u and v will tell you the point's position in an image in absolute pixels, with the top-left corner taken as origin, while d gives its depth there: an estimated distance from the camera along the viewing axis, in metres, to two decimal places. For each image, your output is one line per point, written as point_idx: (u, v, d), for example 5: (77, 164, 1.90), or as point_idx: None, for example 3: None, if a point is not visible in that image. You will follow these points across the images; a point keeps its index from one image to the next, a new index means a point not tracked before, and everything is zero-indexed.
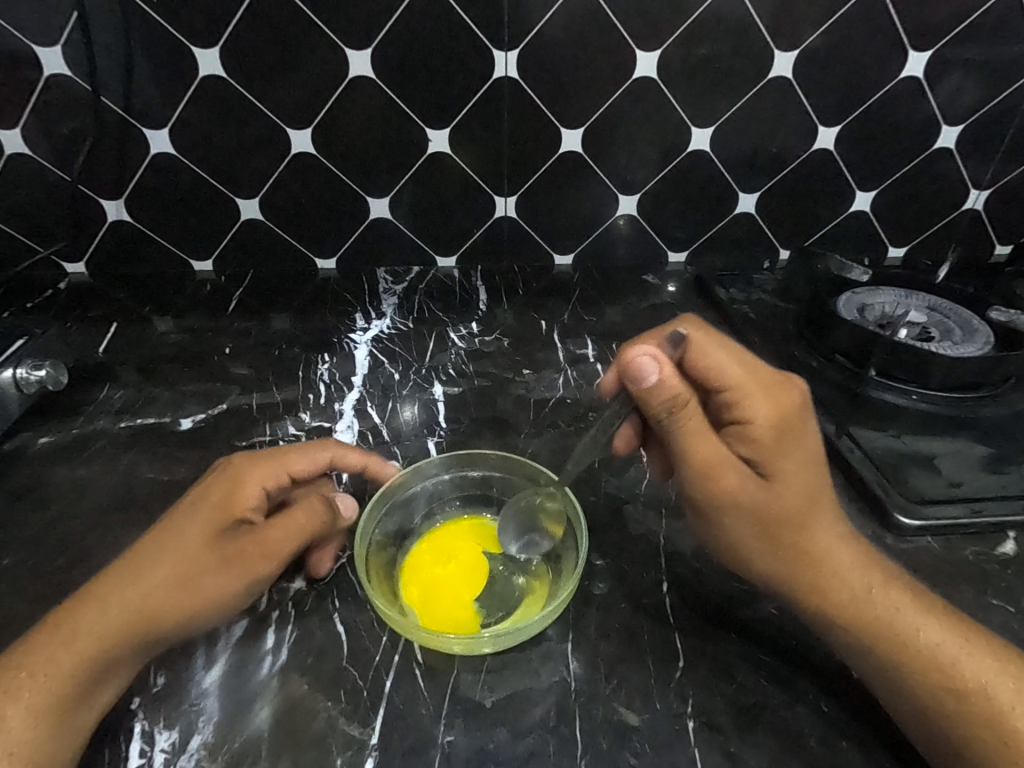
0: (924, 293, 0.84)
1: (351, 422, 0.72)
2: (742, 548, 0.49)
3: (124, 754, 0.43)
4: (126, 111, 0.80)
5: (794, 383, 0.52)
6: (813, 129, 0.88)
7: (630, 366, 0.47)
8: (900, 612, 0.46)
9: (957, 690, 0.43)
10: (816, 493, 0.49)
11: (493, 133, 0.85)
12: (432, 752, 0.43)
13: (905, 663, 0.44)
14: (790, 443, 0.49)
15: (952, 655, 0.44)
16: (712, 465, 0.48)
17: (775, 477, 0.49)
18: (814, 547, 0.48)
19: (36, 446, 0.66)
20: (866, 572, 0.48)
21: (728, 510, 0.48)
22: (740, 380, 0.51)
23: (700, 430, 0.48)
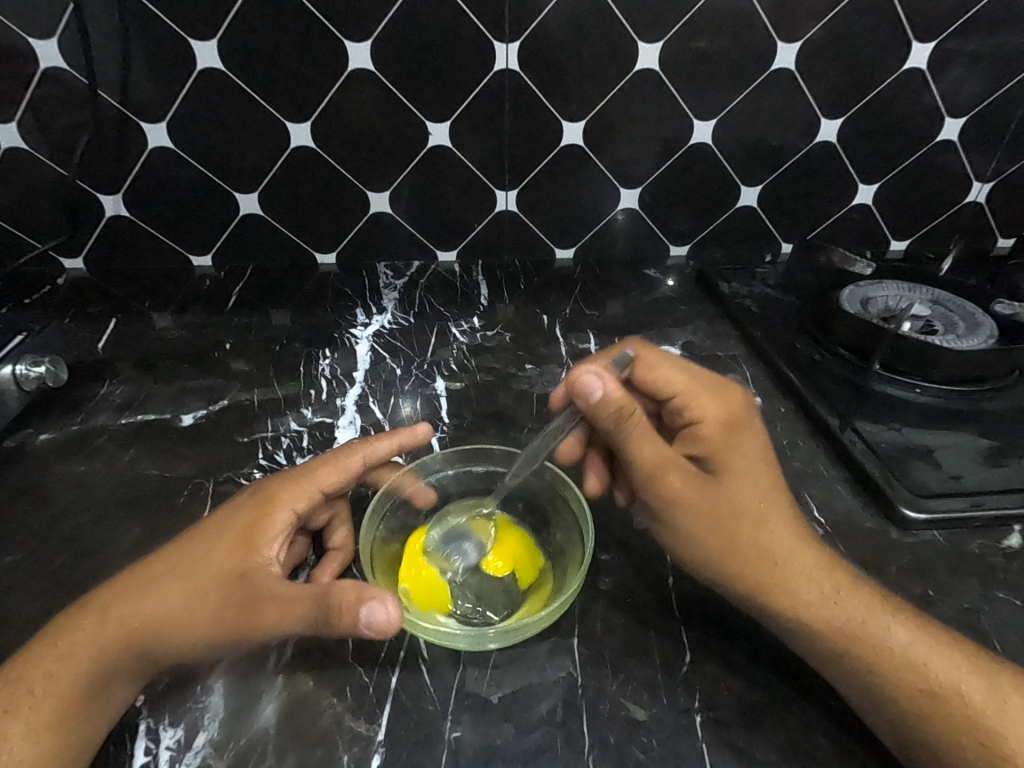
0: (927, 287, 0.84)
1: (353, 417, 0.71)
2: (701, 553, 0.48)
3: (129, 753, 0.42)
4: (123, 104, 0.79)
5: (735, 388, 0.59)
6: (816, 122, 0.88)
7: (577, 386, 0.51)
8: (866, 614, 0.46)
9: (928, 692, 0.42)
10: (766, 491, 0.51)
11: (494, 127, 0.84)
12: (439, 749, 0.43)
13: (877, 667, 0.44)
14: (739, 442, 0.54)
15: (921, 657, 0.44)
16: (661, 466, 0.50)
17: (726, 473, 0.51)
18: (773, 549, 0.48)
19: (37, 443, 0.66)
20: (828, 576, 0.48)
21: (682, 510, 0.49)
22: (681, 390, 0.58)
23: (645, 435, 0.51)
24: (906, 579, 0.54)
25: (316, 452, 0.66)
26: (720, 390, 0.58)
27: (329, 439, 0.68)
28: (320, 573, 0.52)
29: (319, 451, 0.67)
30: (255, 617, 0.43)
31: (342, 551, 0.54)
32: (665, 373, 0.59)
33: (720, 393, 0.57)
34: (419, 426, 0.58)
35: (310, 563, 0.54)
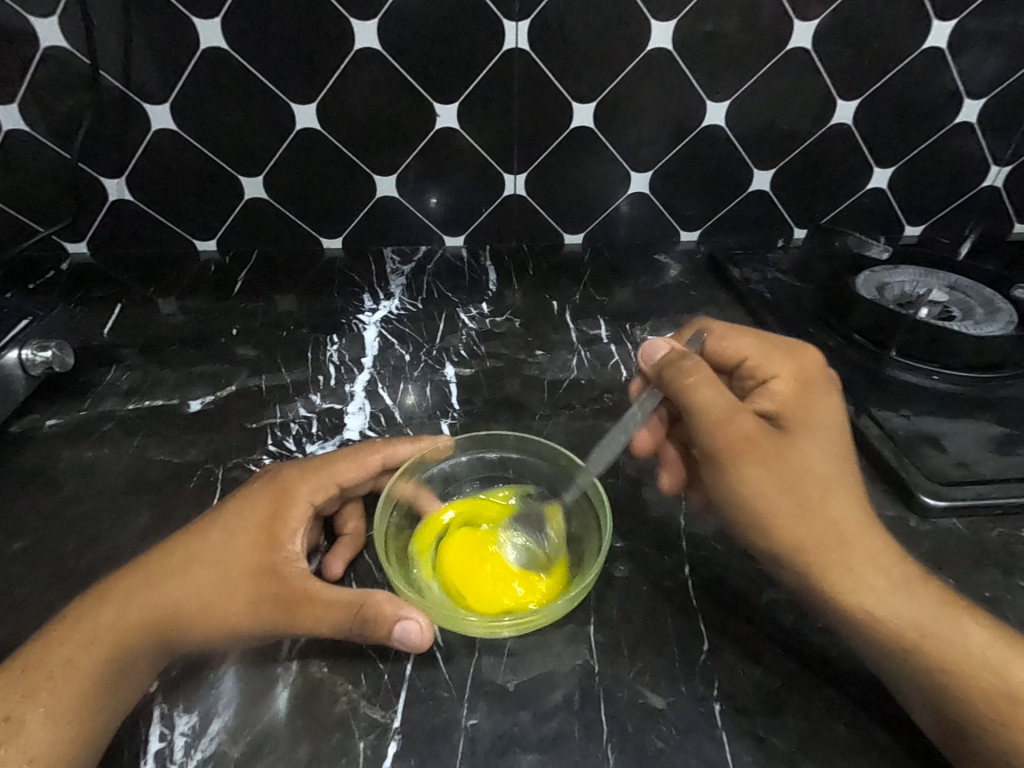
0: (944, 272, 0.82)
1: (362, 404, 0.70)
2: (767, 508, 0.49)
3: (143, 738, 0.42)
4: (125, 85, 0.78)
5: (810, 349, 0.60)
6: (832, 103, 0.86)
7: (645, 350, 0.60)
8: (925, 611, 0.44)
9: (977, 694, 0.41)
10: (832, 462, 0.51)
11: (503, 109, 0.83)
12: (456, 736, 0.42)
13: (926, 665, 0.43)
14: (809, 405, 0.55)
15: (978, 656, 0.43)
16: (726, 413, 0.51)
17: (792, 431, 0.52)
18: (834, 526, 0.48)
19: (43, 429, 0.65)
20: (890, 567, 0.47)
21: (748, 460, 0.50)
22: (753, 355, 0.59)
23: (709, 383, 0.52)
24: (925, 567, 0.53)
25: (326, 439, 0.66)
26: (791, 350, 0.59)
27: (338, 425, 0.67)
28: (332, 559, 0.51)
29: (328, 438, 0.66)
30: (288, 613, 0.44)
31: (355, 537, 0.53)
32: (738, 341, 0.60)
33: (794, 353, 0.58)
34: (441, 435, 0.58)
35: (321, 549, 0.53)
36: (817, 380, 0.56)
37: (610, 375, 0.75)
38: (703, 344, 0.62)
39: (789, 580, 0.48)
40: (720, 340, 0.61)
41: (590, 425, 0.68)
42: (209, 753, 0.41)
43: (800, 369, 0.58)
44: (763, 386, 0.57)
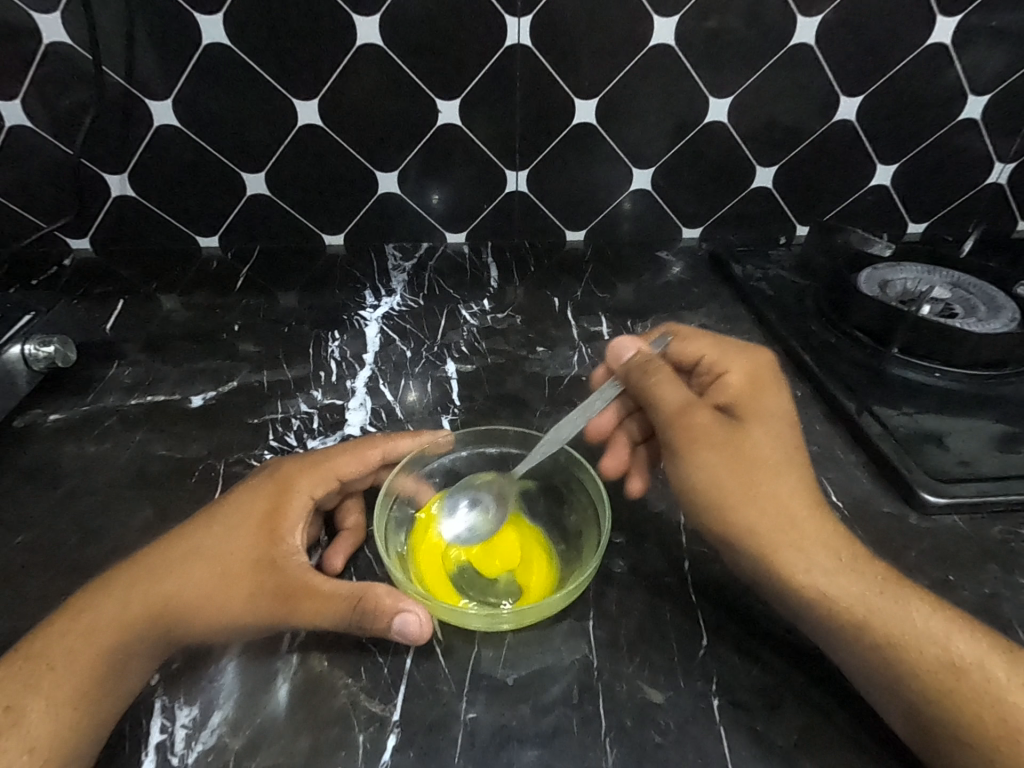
0: (947, 270, 0.82)
1: (364, 399, 0.71)
2: (719, 495, 0.49)
3: (144, 729, 0.42)
4: (127, 81, 0.78)
5: (762, 351, 0.61)
6: (835, 100, 0.85)
7: (612, 350, 0.60)
8: (871, 592, 0.45)
9: (930, 671, 0.42)
10: (783, 452, 0.52)
11: (505, 105, 0.83)
12: (455, 729, 0.43)
13: (875, 642, 0.43)
14: (762, 399, 0.56)
15: (926, 633, 0.43)
16: (682, 406, 0.53)
17: (747, 422, 0.53)
18: (784, 512, 0.49)
19: (46, 423, 0.66)
20: (837, 550, 0.48)
21: (703, 447, 0.51)
22: (709, 353, 0.60)
23: (667, 378, 0.55)
24: (926, 564, 0.53)
25: (327, 434, 0.66)
26: (749, 348, 0.60)
27: (339, 421, 0.68)
28: (333, 553, 0.51)
29: (329, 433, 0.66)
30: (288, 606, 0.44)
31: (356, 531, 0.53)
32: (696, 341, 0.61)
33: (748, 352, 0.59)
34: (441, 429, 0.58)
35: (322, 543, 0.53)
36: (770, 376, 0.57)
37: None
38: (666, 345, 0.62)
39: (742, 566, 0.49)
40: (681, 340, 0.62)
41: None
42: (210, 745, 0.42)
43: (756, 366, 0.59)
44: (718, 381, 0.58)
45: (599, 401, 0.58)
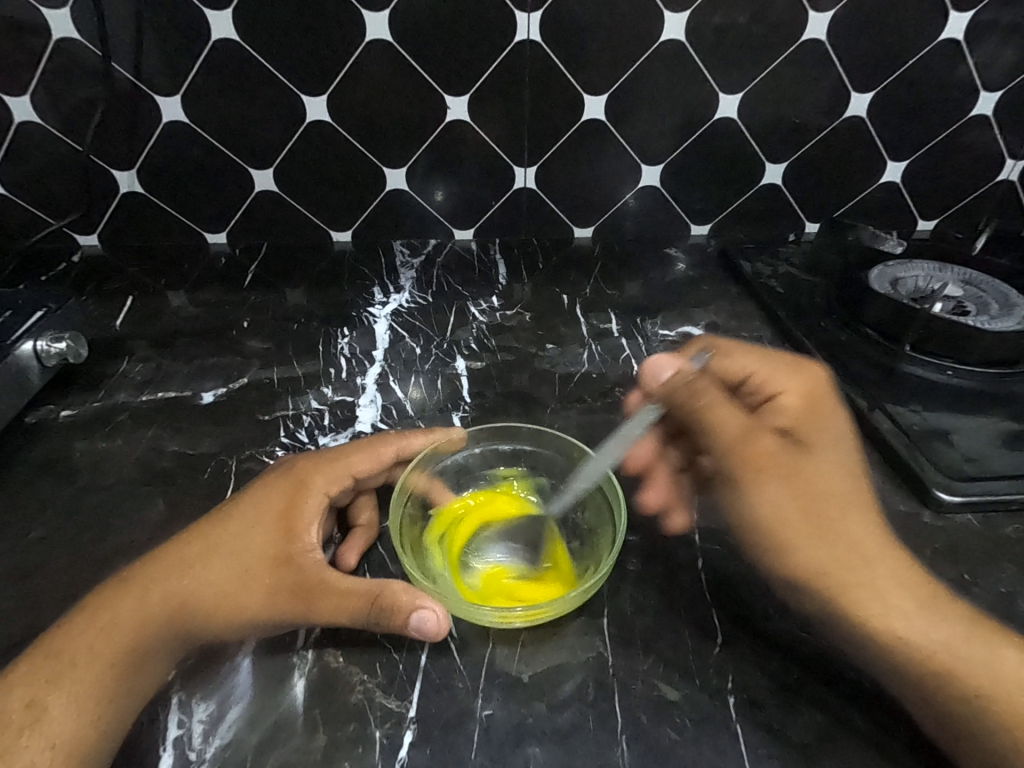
0: (959, 267, 0.81)
1: (374, 396, 0.71)
2: (784, 530, 0.50)
3: (162, 724, 0.42)
4: (137, 77, 0.78)
5: (814, 366, 0.61)
6: (846, 95, 0.85)
7: (649, 369, 0.61)
8: (952, 634, 0.44)
9: (1014, 717, 0.41)
10: (846, 482, 0.53)
11: (514, 101, 0.82)
12: (471, 727, 0.43)
13: (957, 691, 0.42)
14: (819, 422, 0.56)
15: (1011, 679, 0.42)
16: (741, 436, 0.55)
17: (807, 452, 0.54)
18: (853, 549, 0.48)
19: (59, 419, 0.66)
20: (912, 588, 0.47)
21: (767, 480, 0.52)
22: (758, 372, 0.58)
23: (723, 406, 0.56)
24: (940, 562, 0.53)
25: (337, 431, 0.66)
26: (800, 367, 0.59)
27: (350, 417, 0.68)
28: (347, 550, 0.51)
29: (340, 430, 0.66)
30: (306, 604, 0.44)
31: (369, 528, 0.53)
32: (743, 357, 0.59)
33: (800, 371, 0.59)
34: (453, 427, 0.58)
35: (335, 540, 0.54)
36: (825, 399, 0.57)
37: (621, 369, 0.75)
38: (706, 362, 0.60)
39: (808, 608, 0.48)
40: (723, 357, 0.59)
41: (601, 419, 0.68)
42: (227, 740, 0.42)
43: (810, 387, 0.58)
44: (769, 403, 0.58)
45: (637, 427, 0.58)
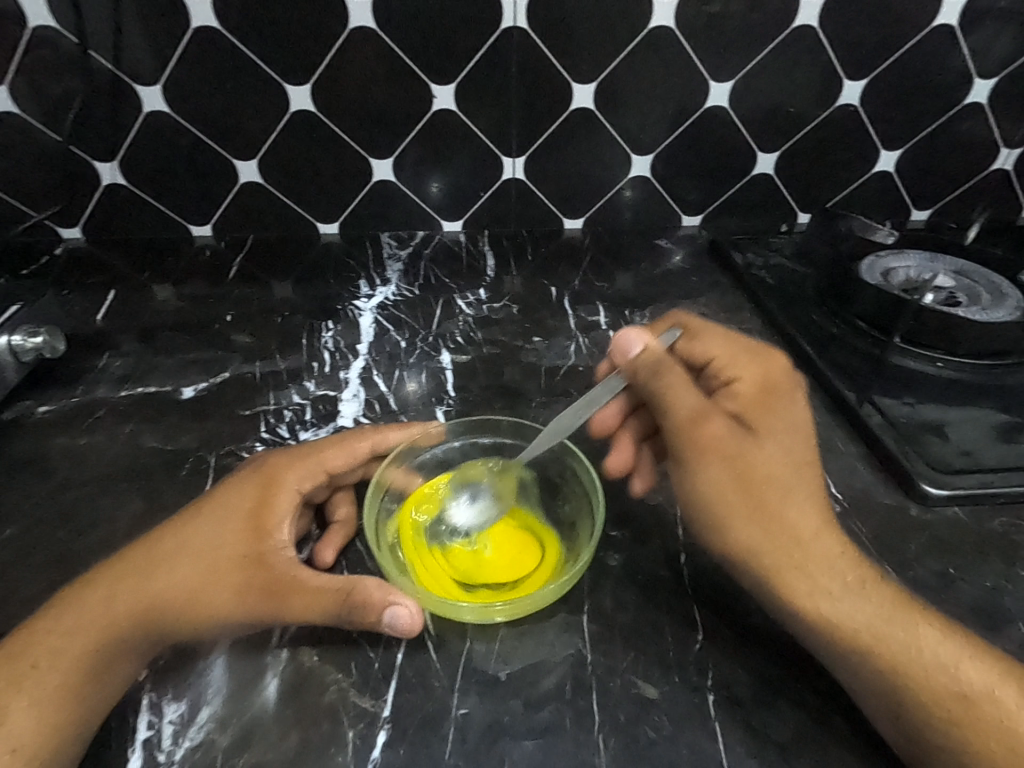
0: (951, 257, 0.81)
1: (357, 391, 0.70)
2: (723, 510, 0.48)
3: (131, 726, 0.42)
4: (115, 66, 0.76)
5: (774, 354, 0.56)
6: (838, 84, 0.84)
7: (619, 344, 0.52)
8: (880, 618, 0.43)
9: (934, 696, 0.40)
10: (795, 466, 0.49)
11: (501, 89, 0.81)
12: (446, 726, 0.42)
13: (880, 668, 0.42)
14: (772, 410, 0.52)
15: (933, 659, 0.42)
16: (694, 415, 0.49)
17: (760, 432, 0.50)
18: (788, 533, 0.46)
19: (36, 415, 0.65)
20: (845, 572, 0.45)
21: (711, 460, 0.48)
22: (720, 356, 0.55)
23: (683, 383, 0.50)
24: (926, 556, 0.53)
25: (319, 426, 0.65)
26: (760, 354, 0.55)
27: (332, 412, 0.67)
28: (323, 547, 0.51)
29: (322, 425, 0.65)
30: (279, 603, 0.43)
31: (347, 524, 0.53)
32: (708, 339, 0.56)
33: (758, 356, 0.55)
34: (431, 422, 0.57)
35: (313, 537, 0.53)
36: (784, 382, 0.53)
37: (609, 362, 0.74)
38: (674, 340, 0.58)
39: (745, 584, 0.47)
40: (691, 337, 0.57)
41: None
42: (198, 741, 0.41)
43: (769, 374, 0.54)
44: (726, 389, 0.54)
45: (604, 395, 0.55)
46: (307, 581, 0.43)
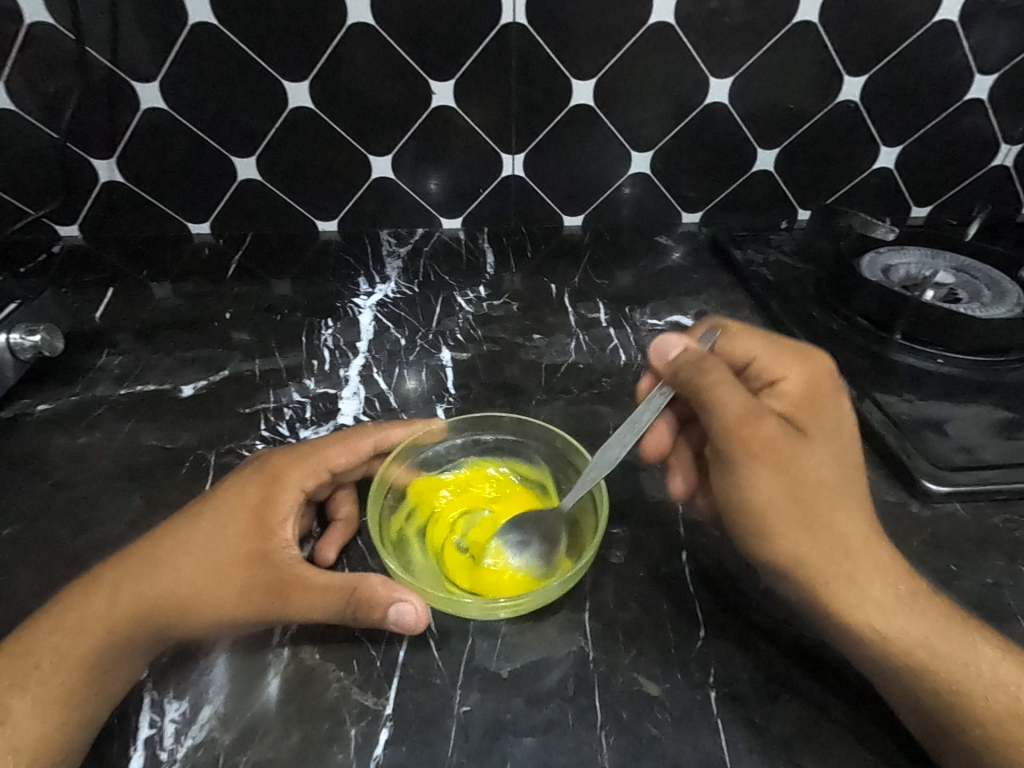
0: (951, 254, 0.81)
1: (357, 388, 0.70)
2: (773, 517, 0.46)
3: (133, 724, 0.42)
4: (113, 63, 0.76)
5: (817, 354, 0.58)
6: (838, 80, 0.83)
7: (657, 343, 0.58)
8: (932, 628, 0.43)
9: (984, 709, 0.40)
10: (842, 474, 0.49)
11: (500, 86, 0.81)
12: (449, 723, 0.42)
13: (931, 682, 0.41)
14: (818, 412, 0.53)
15: (986, 671, 0.41)
16: (743, 416, 0.49)
17: (810, 437, 0.50)
18: (840, 542, 0.45)
19: (35, 414, 0.65)
20: (896, 581, 0.45)
21: (761, 464, 0.47)
22: (762, 356, 0.57)
23: (729, 384, 0.50)
24: (927, 553, 0.53)
25: (319, 424, 0.65)
26: (804, 355, 0.57)
27: (332, 410, 0.67)
28: (325, 544, 0.51)
29: (322, 423, 0.65)
30: (284, 602, 0.43)
31: (349, 522, 0.53)
32: (747, 341, 0.58)
33: (802, 357, 0.56)
34: (434, 418, 0.57)
35: (314, 535, 0.53)
36: (829, 386, 0.55)
37: (609, 359, 0.74)
38: (714, 341, 0.59)
39: (793, 596, 0.46)
40: (730, 338, 0.59)
41: (587, 409, 0.67)
42: (200, 739, 0.41)
43: (812, 376, 0.56)
44: (772, 389, 0.56)
45: (648, 413, 0.54)
46: (315, 580, 0.43)
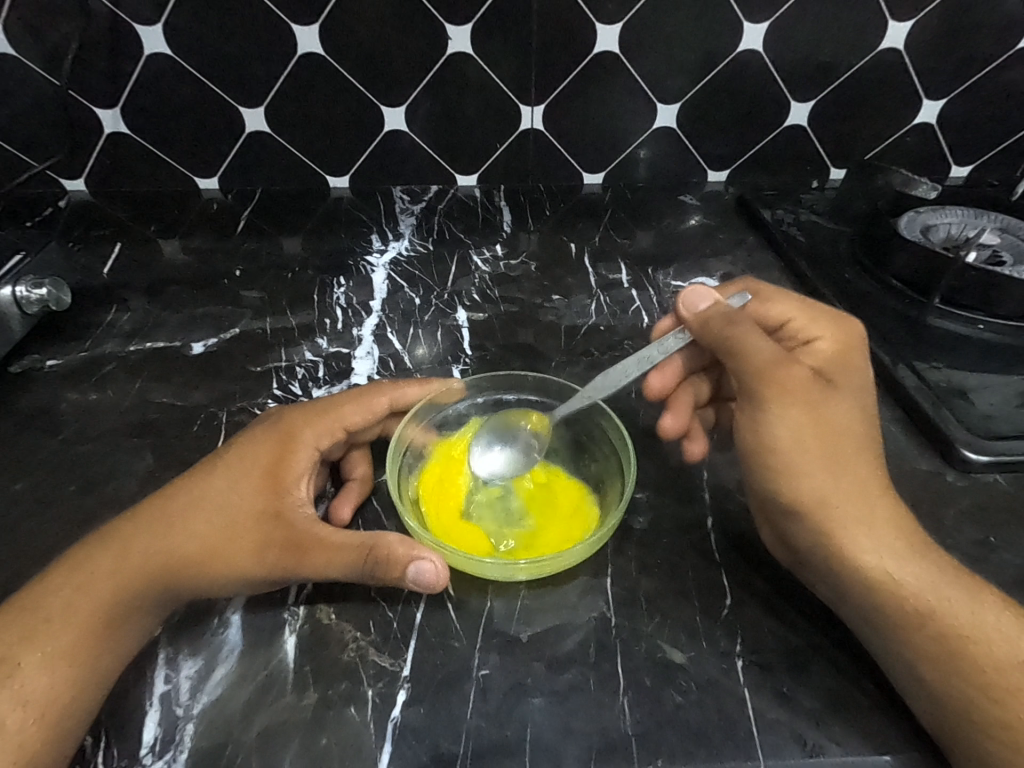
0: (996, 214, 0.76)
1: (371, 348, 0.68)
2: (796, 458, 0.45)
3: (148, 681, 0.41)
4: (114, 4, 0.72)
5: (852, 319, 0.54)
6: (882, 25, 0.78)
7: (685, 294, 0.50)
8: (940, 578, 0.42)
9: (984, 663, 0.39)
10: (865, 426, 0.47)
11: (521, 31, 0.76)
12: (467, 686, 0.41)
13: (936, 630, 0.40)
14: (850, 370, 0.51)
15: (990, 626, 0.40)
16: (776, 358, 0.46)
17: (839, 389, 0.48)
18: (858, 484, 0.45)
19: (45, 369, 0.63)
20: (908, 533, 0.44)
21: (792, 403, 0.45)
22: (796, 319, 0.53)
23: (759, 332, 0.47)
24: (965, 524, 0.51)
25: (332, 384, 0.63)
26: (838, 317, 0.54)
27: (345, 370, 0.65)
28: (340, 503, 0.50)
29: (336, 382, 0.64)
30: (301, 561, 0.42)
31: (363, 481, 0.52)
32: (780, 305, 0.54)
33: (837, 323, 0.53)
34: (453, 379, 0.55)
35: (328, 494, 0.52)
36: (859, 347, 0.52)
37: (631, 322, 0.71)
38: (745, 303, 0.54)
39: (799, 539, 0.44)
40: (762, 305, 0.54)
41: (608, 372, 0.65)
42: (214, 697, 0.41)
43: (844, 342, 0.52)
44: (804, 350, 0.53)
45: (659, 353, 0.52)
46: (329, 538, 0.42)
